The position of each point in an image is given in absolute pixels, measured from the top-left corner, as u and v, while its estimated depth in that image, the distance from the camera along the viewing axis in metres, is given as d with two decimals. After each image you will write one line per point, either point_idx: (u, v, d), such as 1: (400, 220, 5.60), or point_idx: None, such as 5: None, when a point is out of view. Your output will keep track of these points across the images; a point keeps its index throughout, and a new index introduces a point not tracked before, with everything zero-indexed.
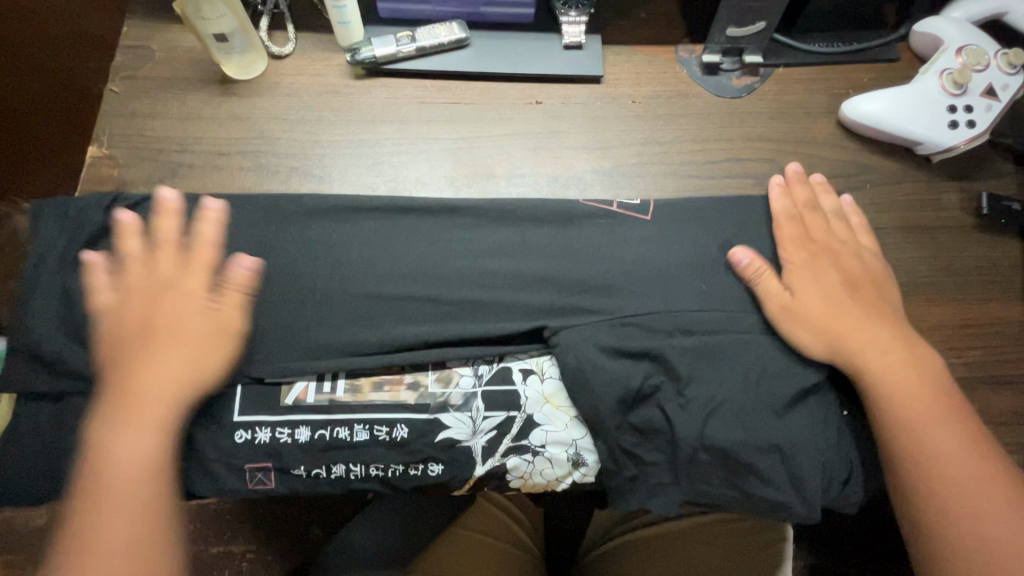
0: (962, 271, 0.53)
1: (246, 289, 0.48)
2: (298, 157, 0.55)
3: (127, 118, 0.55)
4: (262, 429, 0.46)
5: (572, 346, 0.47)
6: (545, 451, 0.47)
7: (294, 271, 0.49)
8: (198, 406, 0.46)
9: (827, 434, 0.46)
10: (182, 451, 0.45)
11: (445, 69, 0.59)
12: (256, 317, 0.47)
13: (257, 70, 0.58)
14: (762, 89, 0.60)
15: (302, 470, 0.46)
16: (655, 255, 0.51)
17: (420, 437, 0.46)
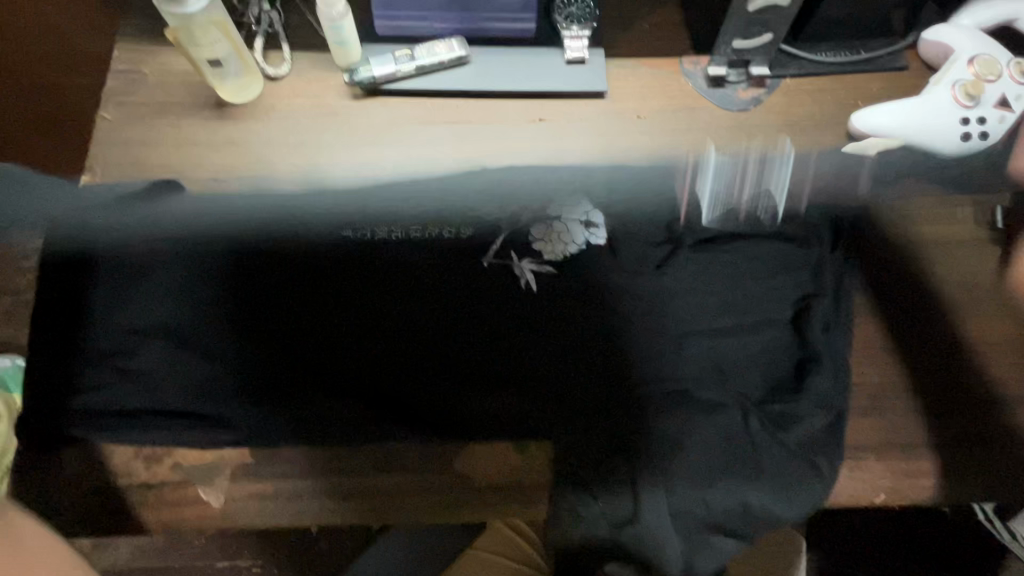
0: (978, 286, 0.52)
1: (307, 255, 0.52)
2: (297, 182, 0.54)
3: (120, 146, 0.53)
4: (330, 218, 0.54)
5: (620, 282, 0.53)
6: (565, 230, 0.55)
7: (358, 237, 0.53)
8: (250, 233, 0.53)
9: (825, 454, 0.47)
10: (249, 392, 0.48)
11: (446, 88, 0.57)
12: (327, 282, 0.52)
13: (252, 94, 0.56)
14: (769, 101, 0.59)
15: (354, 240, 0.53)
16: (649, 223, 0.56)
17: (456, 226, 0.55)
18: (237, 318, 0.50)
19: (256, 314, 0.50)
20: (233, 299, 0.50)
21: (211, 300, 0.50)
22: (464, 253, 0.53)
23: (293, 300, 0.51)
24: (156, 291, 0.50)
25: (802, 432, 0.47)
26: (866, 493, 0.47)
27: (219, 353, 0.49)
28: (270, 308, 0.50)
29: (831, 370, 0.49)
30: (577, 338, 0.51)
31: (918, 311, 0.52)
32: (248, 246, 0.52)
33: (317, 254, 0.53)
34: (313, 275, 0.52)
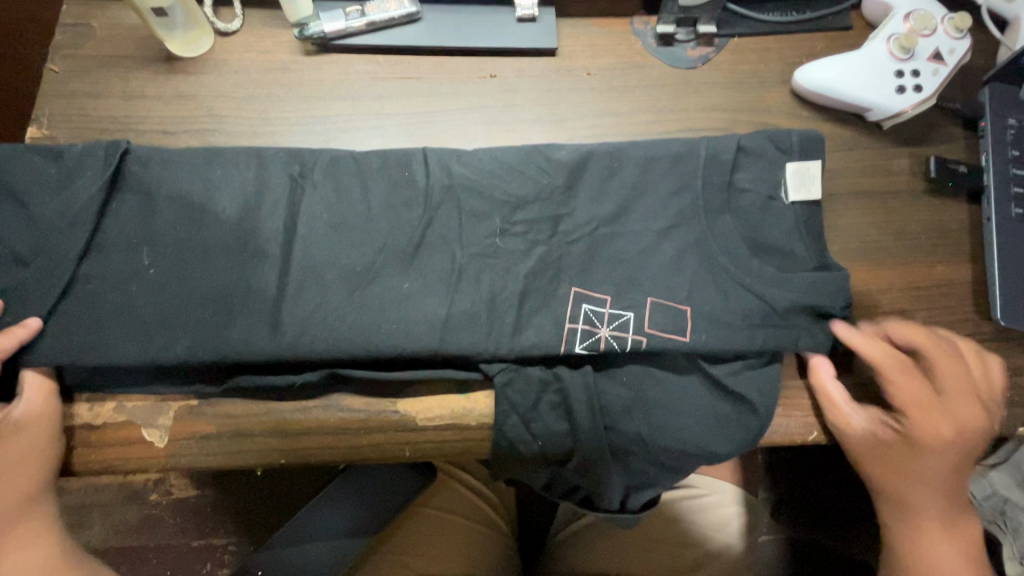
0: (912, 234, 0.54)
1: (234, 205, 0.48)
2: (246, 135, 0.55)
3: (68, 98, 0.53)
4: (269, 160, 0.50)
5: (567, 220, 0.50)
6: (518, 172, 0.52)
7: (290, 172, 0.50)
8: (178, 181, 0.49)
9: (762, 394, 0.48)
10: (170, 328, 0.45)
11: (398, 44, 0.58)
12: (257, 216, 0.48)
13: (202, 48, 0.56)
14: (717, 59, 0.60)
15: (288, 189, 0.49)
16: (614, 163, 0.51)
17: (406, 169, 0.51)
18: (159, 254, 0.47)
19: (180, 249, 0.47)
20: (155, 230, 0.47)
21: (132, 230, 0.47)
22: (402, 190, 0.50)
23: (220, 235, 0.48)
24: (64, 221, 0.46)
25: (739, 372, 0.48)
26: (796, 430, 0.49)
27: (138, 288, 0.46)
28: (195, 244, 0.47)
29: (778, 308, 0.47)
30: (518, 275, 0.48)
31: (854, 258, 0.53)
32: (171, 180, 0.49)
33: (246, 188, 0.49)
34: (240, 209, 0.48)
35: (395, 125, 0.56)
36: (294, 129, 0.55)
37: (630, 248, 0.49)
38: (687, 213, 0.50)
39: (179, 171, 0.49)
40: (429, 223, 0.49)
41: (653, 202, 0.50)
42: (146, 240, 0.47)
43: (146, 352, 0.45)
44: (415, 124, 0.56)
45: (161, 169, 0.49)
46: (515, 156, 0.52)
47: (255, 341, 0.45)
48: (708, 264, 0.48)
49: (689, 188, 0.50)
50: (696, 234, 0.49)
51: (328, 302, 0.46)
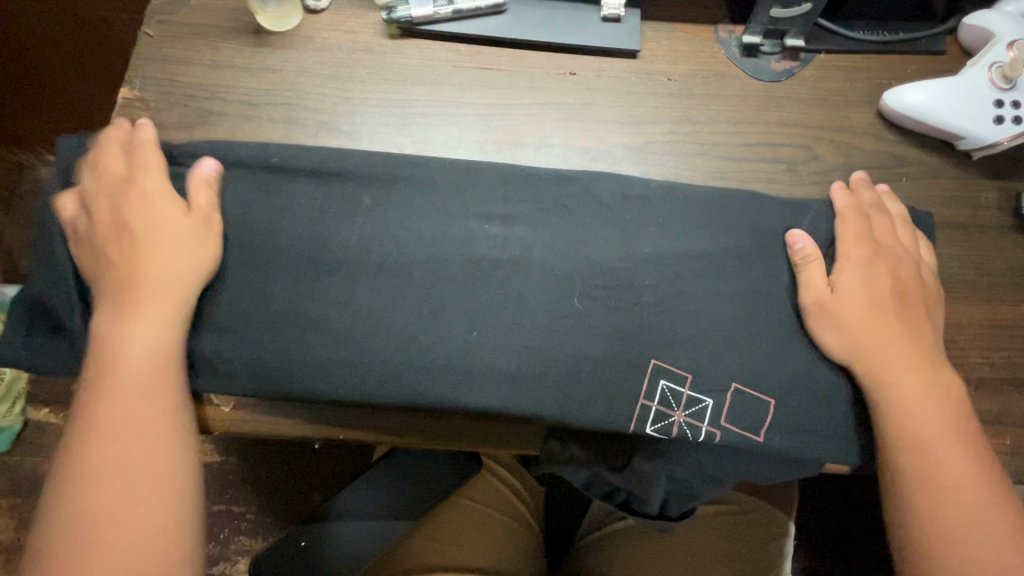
0: (995, 270, 0.52)
1: (321, 206, 0.49)
2: (326, 111, 0.55)
3: (159, 63, 0.55)
4: (357, 161, 0.50)
5: (644, 245, 0.49)
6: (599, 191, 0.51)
7: (373, 176, 0.50)
8: (267, 174, 0.49)
9: (821, 417, 0.48)
10: (253, 327, 0.47)
11: (482, 34, 0.58)
12: (339, 220, 0.49)
13: (291, 24, 0.57)
14: (802, 74, 0.59)
15: (371, 195, 0.49)
16: (698, 201, 0.51)
17: (492, 184, 0.51)
18: (241, 253, 0.48)
19: (262, 249, 0.48)
20: (237, 224, 0.48)
21: (213, 222, 0.48)
22: (481, 206, 0.50)
23: (302, 237, 0.48)
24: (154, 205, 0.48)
25: (800, 397, 0.47)
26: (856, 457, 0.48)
27: (221, 283, 0.47)
28: (276, 246, 0.48)
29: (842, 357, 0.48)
30: (591, 302, 0.48)
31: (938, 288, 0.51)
32: (258, 174, 0.49)
33: (329, 191, 0.49)
34: (321, 212, 0.49)
35: (472, 128, 0.56)
36: (370, 122, 0.55)
37: (696, 281, 0.48)
38: (760, 256, 0.50)
39: (266, 161, 0.49)
40: (509, 242, 0.49)
41: (730, 242, 0.50)
42: (230, 231, 0.48)
43: (230, 347, 0.46)
44: (491, 130, 0.56)
45: (250, 158, 0.49)
46: (600, 181, 0.51)
47: (331, 350, 0.46)
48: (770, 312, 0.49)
49: (762, 236, 0.51)
50: (764, 274, 0.49)
51: (405, 314, 0.47)
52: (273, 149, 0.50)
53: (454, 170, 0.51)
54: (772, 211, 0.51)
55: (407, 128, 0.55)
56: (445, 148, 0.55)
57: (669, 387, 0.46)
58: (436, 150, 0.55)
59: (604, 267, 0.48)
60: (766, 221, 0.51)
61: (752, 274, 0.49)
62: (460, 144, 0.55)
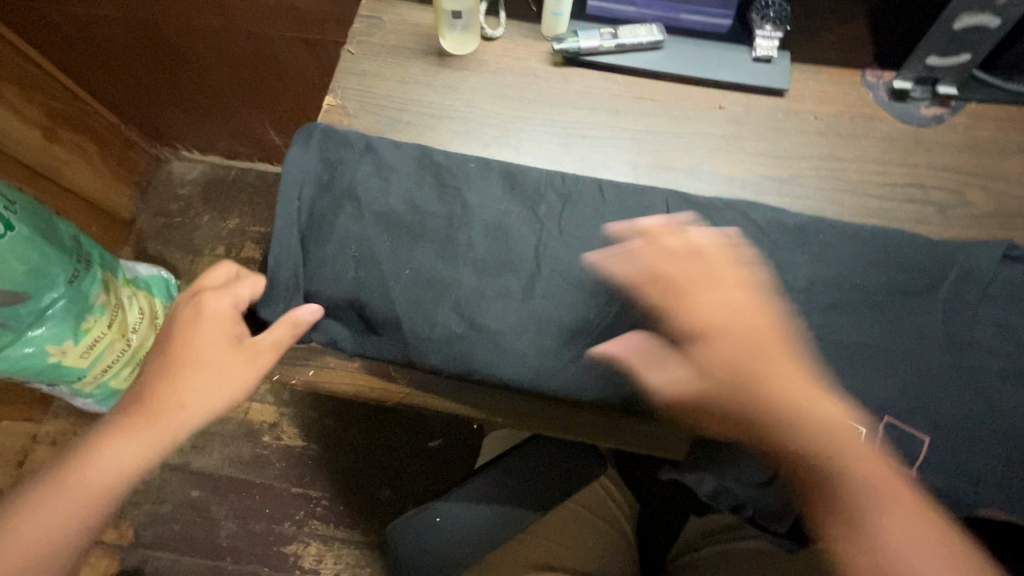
0: None
1: (509, 209, 0.56)
2: (498, 126, 0.61)
3: (358, 77, 0.63)
4: (541, 175, 0.58)
5: (793, 274, 0.54)
6: (755, 215, 0.56)
7: (552, 187, 0.57)
8: (464, 179, 0.57)
9: (969, 456, 0.49)
10: (444, 309, 0.53)
11: (639, 66, 0.63)
12: (522, 223, 0.55)
13: (470, 48, 0.64)
14: (952, 120, 0.60)
15: (549, 203, 0.56)
16: (843, 234, 0.55)
17: (660, 205, 0.57)
18: (438, 244, 0.54)
19: (453, 241, 0.54)
20: (435, 219, 0.55)
21: (415, 215, 0.55)
22: (645, 221, 0.56)
23: (492, 235, 0.55)
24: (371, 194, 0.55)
25: (949, 433, 0.49)
26: (1009, 501, 0.48)
27: (420, 267, 0.53)
28: (470, 241, 0.54)
29: (988, 393, 0.50)
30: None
31: None
32: (457, 178, 0.57)
33: (516, 198, 0.56)
34: (507, 215, 0.56)
35: (628, 149, 0.60)
36: (536, 139, 0.61)
37: (839, 313, 0.53)
38: (905, 288, 0.53)
39: (467, 169, 0.57)
40: (671, 257, 0.54)
41: (876, 276, 0.54)
42: (430, 223, 0.55)
43: (424, 326, 0.52)
44: (645, 156, 0.60)
45: (452, 164, 0.57)
46: (753, 211, 0.57)
47: (515, 337, 0.52)
48: (912, 347, 0.51)
49: (909, 275, 0.54)
50: (907, 304, 0.53)
51: (580, 309, 0.53)
52: (470, 161, 0.58)
53: (625, 191, 0.57)
54: (918, 247, 0.55)
55: (566, 145, 0.60)
56: (604, 167, 0.60)
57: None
58: (592, 168, 0.60)
59: (752, 288, 0.53)
60: (910, 260, 0.54)
61: (895, 308, 0.53)
62: (616, 163, 0.60)
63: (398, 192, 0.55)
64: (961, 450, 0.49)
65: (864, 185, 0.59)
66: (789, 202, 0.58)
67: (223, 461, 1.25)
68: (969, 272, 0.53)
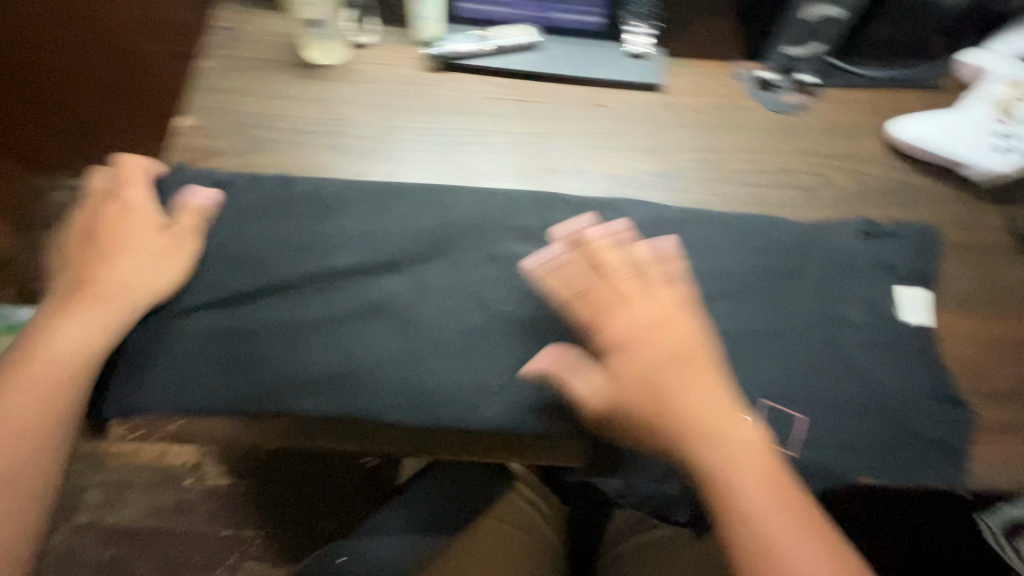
0: (1000, 289, 0.56)
1: (387, 231, 0.54)
2: (374, 140, 0.58)
3: (213, 92, 0.57)
4: (418, 190, 0.55)
5: (677, 267, 0.55)
6: (637, 213, 0.57)
7: (430, 203, 0.55)
8: (333, 206, 0.54)
9: (847, 427, 0.51)
10: (313, 345, 0.49)
11: (516, 68, 0.62)
12: (397, 246, 0.53)
13: (337, 58, 0.61)
14: (815, 107, 0.63)
15: (426, 222, 0.54)
16: (718, 225, 0.57)
17: (542, 211, 0.56)
18: (309, 277, 0.51)
19: (321, 275, 0.51)
20: (301, 256, 0.52)
21: (277, 250, 0.52)
22: (529, 230, 0.55)
23: (369, 261, 0.52)
24: (234, 231, 0.52)
25: (824, 407, 0.51)
26: (885, 468, 0.50)
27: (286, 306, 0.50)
28: (340, 273, 0.52)
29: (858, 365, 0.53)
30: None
31: (948, 305, 0.56)
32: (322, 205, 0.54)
33: (391, 220, 0.54)
34: (376, 241, 0.53)
35: (510, 154, 0.59)
36: (414, 151, 0.58)
37: (722, 302, 0.54)
38: (780, 272, 0.55)
39: (336, 193, 0.55)
40: None
41: (752, 262, 0.56)
42: (301, 255, 0.52)
43: (303, 365, 0.49)
44: (528, 160, 0.59)
45: (319, 190, 0.54)
46: (633, 208, 0.57)
47: (394, 365, 0.49)
48: (790, 328, 0.54)
49: (783, 259, 0.56)
50: (781, 287, 0.55)
51: (466, 328, 0.51)
52: (338, 186, 0.55)
53: (505, 201, 0.56)
54: (789, 232, 0.57)
55: (446, 155, 0.59)
56: (486, 176, 0.58)
57: None
58: (475, 177, 0.58)
59: None
60: (783, 245, 0.56)
61: (771, 293, 0.55)
62: (497, 169, 0.59)
63: (263, 226, 0.52)
64: (836, 421, 0.51)
65: (739, 174, 0.60)
66: (670, 197, 0.59)
67: (138, 512, 1.15)
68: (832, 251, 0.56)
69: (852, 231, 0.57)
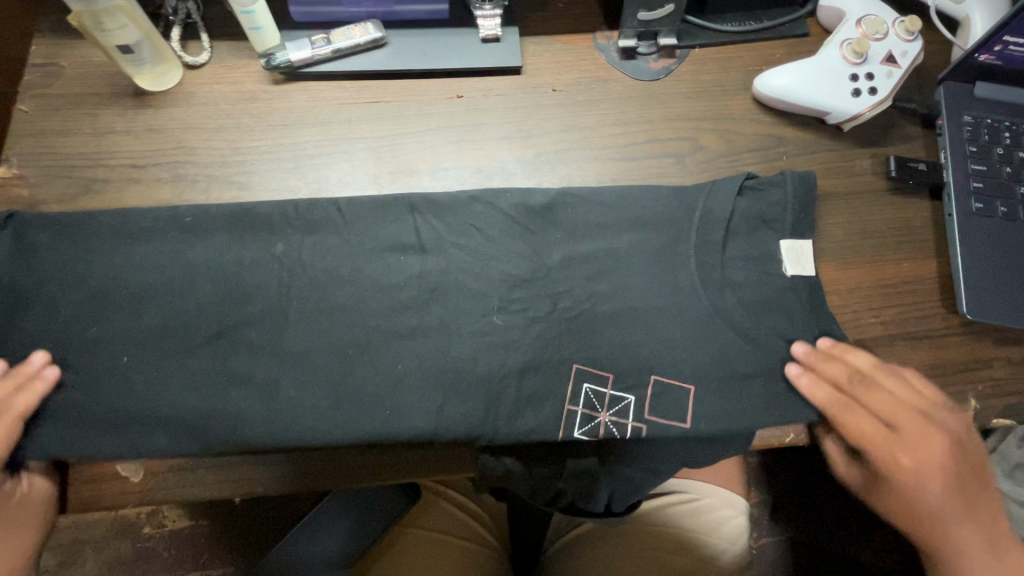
0: (877, 233, 0.55)
1: (238, 260, 0.50)
2: (217, 164, 0.55)
3: (36, 137, 0.54)
4: (269, 209, 0.52)
5: (546, 253, 0.52)
6: (505, 199, 0.54)
7: (283, 222, 0.51)
8: (176, 241, 0.50)
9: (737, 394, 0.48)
10: (166, 394, 0.46)
11: (364, 69, 0.59)
12: (245, 275, 0.50)
13: (171, 80, 0.57)
14: (679, 70, 0.61)
15: (279, 244, 0.51)
16: (593, 201, 0.54)
17: (407, 213, 0.53)
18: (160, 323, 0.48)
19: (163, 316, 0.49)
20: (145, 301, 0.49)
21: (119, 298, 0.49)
22: (395, 236, 0.52)
23: (222, 295, 0.49)
24: (70, 279, 0.49)
25: (712, 381, 0.48)
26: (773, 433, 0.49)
27: (128, 356, 0.47)
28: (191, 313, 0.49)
29: (742, 330, 0.50)
30: (506, 323, 0.50)
31: (829, 255, 0.54)
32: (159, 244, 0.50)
33: (242, 249, 0.50)
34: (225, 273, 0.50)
35: (364, 159, 0.56)
36: (261, 169, 0.55)
37: (599, 284, 0.52)
38: (659, 243, 0.52)
39: (176, 224, 0.51)
40: (424, 268, 0.51)
41: (633, 236, 0.53)
42: (146, 299, 0.49)
43: (154, 416, 0.46)
44: (384, 164, 0.56)
45: (160, 225, 0.50)
46: (503, 195, 0.54)
47: (252, 402, 0.46)
48: (673, 302, 0.51)
49: (662, 229, 0.53)
50: (658, 256, 0.52)
51: (332, 351, 0.48)
52: (178, 216, 0.51)
53: (370, 207, 0.53)
54: (668, 200, 0.54)
55: (297, 169, 0.56)
56: (343, 186, 0.55)
57: (591, 389, 0.49)
58: (329, 189, 0.55)
59: (509, 278, 0.51)
60: (661, 218, 0.53)
61: (647, 264, 0.52)
62: (351, 178, 0.56)
63: (102, 270, 0.49)
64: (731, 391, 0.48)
65: (606, 148, 0.59)
66: (539, 182, 0.57)
67: None
68: (708, 214, 0.53)
69: (733, 187, 0.54)
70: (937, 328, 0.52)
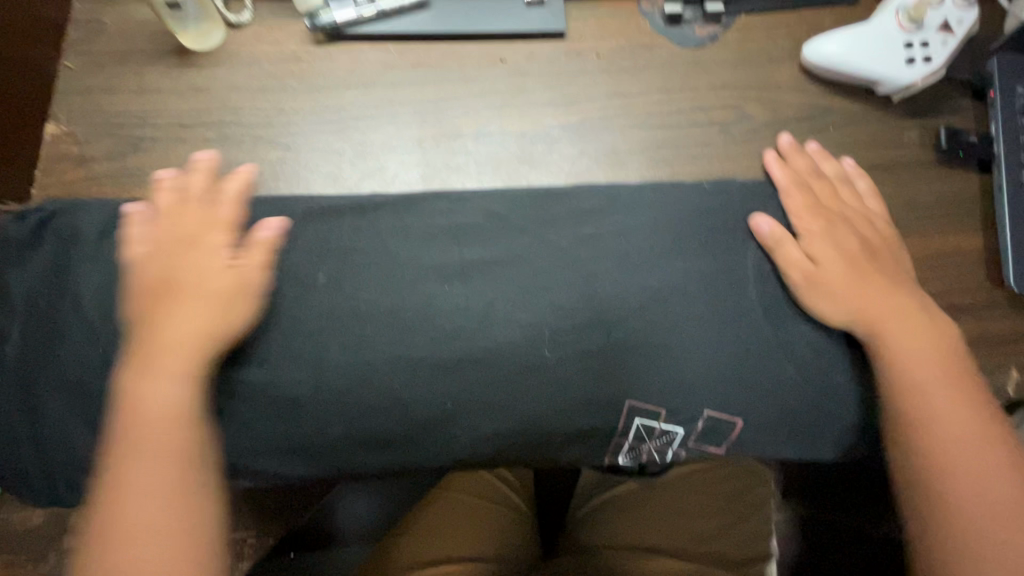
0: (924, 205, 0.54)
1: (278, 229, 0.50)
2: (262, 125, 0.55)
3: (84, 95, 0.54)
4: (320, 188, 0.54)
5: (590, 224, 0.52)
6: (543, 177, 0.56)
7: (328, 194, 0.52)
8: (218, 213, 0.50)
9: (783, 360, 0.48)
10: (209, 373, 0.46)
11: (407, 31, 0.58)
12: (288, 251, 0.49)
13: (214, 40, 0.56)
14: (725, 37, 0.60)
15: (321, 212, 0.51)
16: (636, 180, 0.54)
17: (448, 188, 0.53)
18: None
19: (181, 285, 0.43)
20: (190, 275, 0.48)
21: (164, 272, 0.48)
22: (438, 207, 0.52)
23: (263, 263, 0.49)
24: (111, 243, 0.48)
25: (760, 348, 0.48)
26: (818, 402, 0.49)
27: None
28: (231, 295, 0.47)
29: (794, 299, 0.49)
30: (551, 305, 0.49)
31: None
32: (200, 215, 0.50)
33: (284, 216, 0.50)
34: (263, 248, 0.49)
35: (407, 121, 0.56)
36: (306, 130, 0.55)
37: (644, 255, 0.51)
38: (704, 217, 0.52)
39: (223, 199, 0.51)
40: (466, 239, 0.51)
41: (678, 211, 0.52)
42: None
43: (204, 380, 0.46)
44: (427, 128, 0.56)
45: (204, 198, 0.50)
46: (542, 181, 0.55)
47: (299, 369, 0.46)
48: (723, 276, 0.50)
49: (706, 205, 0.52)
50: (704, 231, 0.51)
51: (377, 317, 0.48)
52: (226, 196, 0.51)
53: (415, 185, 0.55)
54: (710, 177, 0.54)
55: (341, 132, 0.56)
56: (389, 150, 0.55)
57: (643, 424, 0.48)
58: (372, 152, 0.55)
59: (553, 249, 0.50)
60: (706, 197, 0.53)
61: (691, 237, 0.51)
62: (392, 140, 0.56)
63: None
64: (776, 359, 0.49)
65: (651, 116, 0.58)
66: (580, 149, 0.57)
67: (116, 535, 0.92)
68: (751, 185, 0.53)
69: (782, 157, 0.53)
70: (982, 301, 0.52)
